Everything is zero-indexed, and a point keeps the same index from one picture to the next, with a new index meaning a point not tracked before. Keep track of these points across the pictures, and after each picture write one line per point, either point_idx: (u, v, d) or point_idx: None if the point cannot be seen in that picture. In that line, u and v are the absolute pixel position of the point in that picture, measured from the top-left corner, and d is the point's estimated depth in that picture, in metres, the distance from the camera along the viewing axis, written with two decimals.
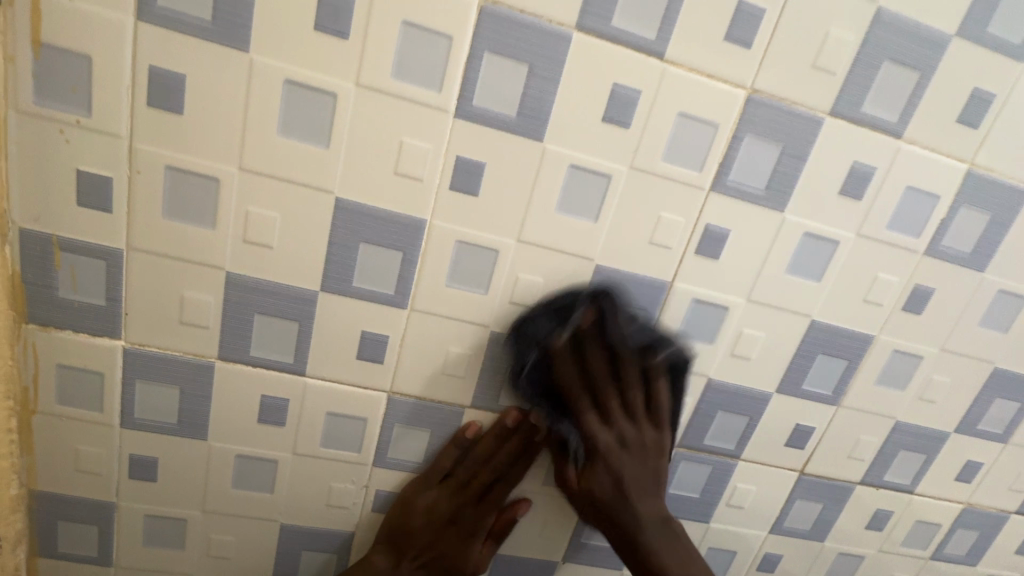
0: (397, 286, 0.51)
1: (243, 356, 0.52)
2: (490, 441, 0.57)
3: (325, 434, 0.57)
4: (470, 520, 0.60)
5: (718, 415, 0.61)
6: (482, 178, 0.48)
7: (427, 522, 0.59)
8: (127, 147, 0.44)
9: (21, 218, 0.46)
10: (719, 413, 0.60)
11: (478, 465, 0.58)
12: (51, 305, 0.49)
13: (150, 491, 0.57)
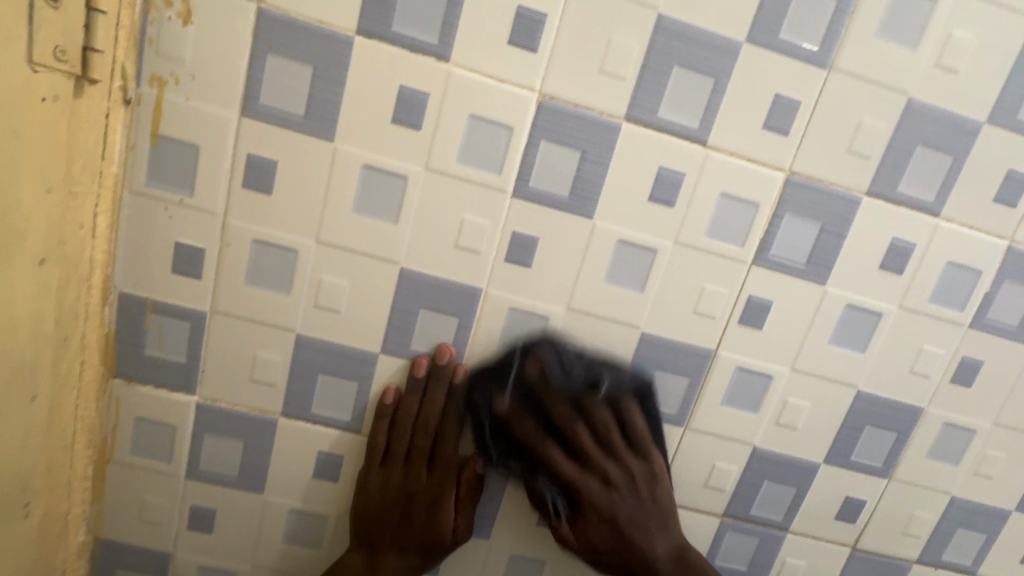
0: (452, 349, 0.54)
1: (304, 413, 0.55)
2: (435, 409, 0.55)
3: None
4: (427, 484, 0.57)
5: (765, 485, 0.60)
6: (536, 251, 0.52)
7: (384, 492, 0.57)
8: (220, 222, 0.50)
9: (122, 282, 0.51)
10: (765, 483, 0.60)
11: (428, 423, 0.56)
12: (137, 361, 0.53)
13: (206, 542, 0.59)
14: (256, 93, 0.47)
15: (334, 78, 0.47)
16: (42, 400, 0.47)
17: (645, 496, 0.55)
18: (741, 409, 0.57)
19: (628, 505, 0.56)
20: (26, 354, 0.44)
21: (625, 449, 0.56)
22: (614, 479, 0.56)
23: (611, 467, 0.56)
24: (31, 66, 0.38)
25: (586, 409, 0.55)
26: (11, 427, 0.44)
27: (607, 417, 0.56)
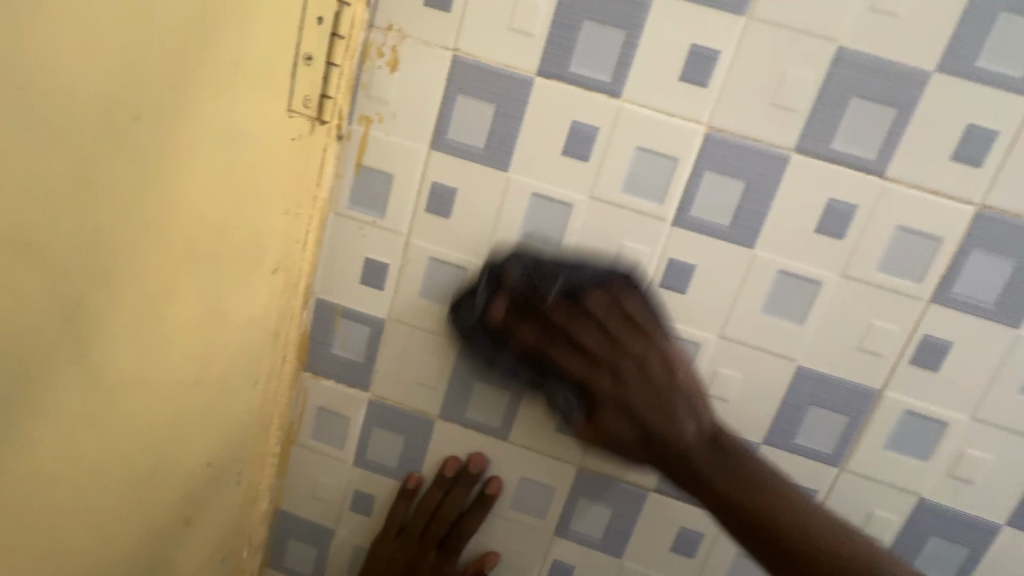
0: None
1: (459, 416, 0.60)
2: (433, 493, 0.62)
3: (516, 497, 0.61)
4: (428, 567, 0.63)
5: (932, 541, 0.55)
6: (692, 278, 0.53)
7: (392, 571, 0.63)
8: (404, 240, 0.56)
9: (320, 289, 0.59)
10: (932, 539, 0.55)
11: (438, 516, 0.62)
12: (324, 358, 0.61)
13: (365, 523, 0.66)
14: (445, 130, 0.53)
15: (514, 114, 0.52)
16: (262, 384, 0.55)
17: (664, 385, 0.50)
18: (907, 455, 0.54)
19: (672, 444, 0.50)
20: (257, 345, 0.52)
21: (620, 326, 0.51)
22: (633, 373, 0.51)
23: (665, 346, 0.51)
24: (288, 114, 0.47)
25: (575, 284, 0.51)
26: (240, 404, 0.53)
27: (655, 334, 0.51)
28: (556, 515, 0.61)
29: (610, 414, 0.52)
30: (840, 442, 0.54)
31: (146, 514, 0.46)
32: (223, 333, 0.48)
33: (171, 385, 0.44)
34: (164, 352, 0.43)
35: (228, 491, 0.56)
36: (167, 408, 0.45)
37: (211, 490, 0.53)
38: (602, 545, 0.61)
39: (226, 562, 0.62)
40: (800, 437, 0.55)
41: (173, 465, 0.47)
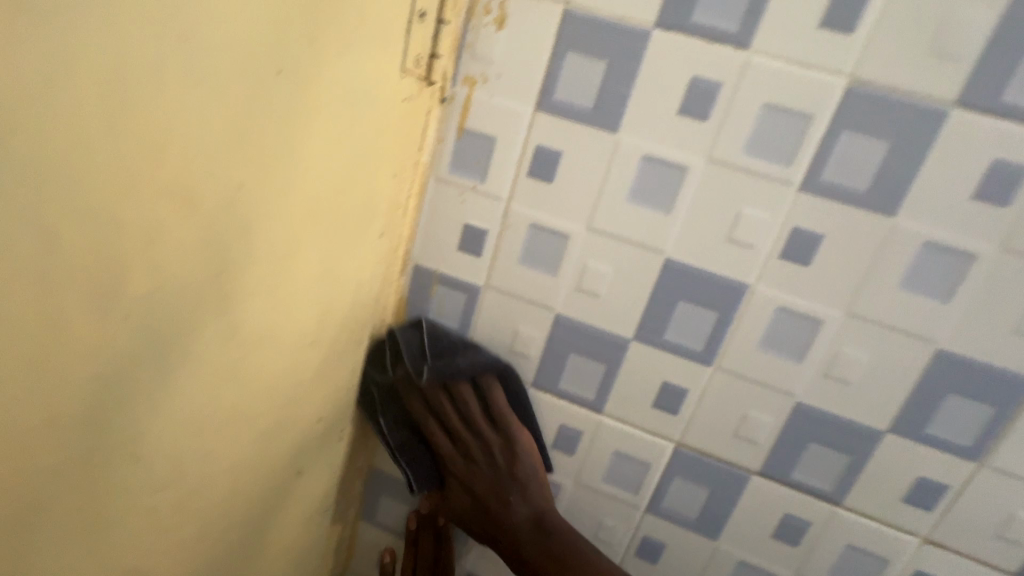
0: (707, 343, 0.53)
1: (553, 387, 0.59)
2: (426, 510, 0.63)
3: (607, 471, 0.60)
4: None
5: None
6: (817, 249, 0.48)
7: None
8: (504, 206, 0.55)
9: (417, 256, 0.59)
10: None
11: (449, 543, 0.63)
12: (420, 324, 0.62)
13: None
14: (552, 90, 0.51)
15: (628, 71, 0.49)
16: (363, 346, 0.58)
17: (506, 476, 0.56)
18: None
19: (512, 531, 0.55)
20: (361, 308, 0.54)
21: (485, 426, 0.57)
22: (479, 457, 0.57)
23: (519, 433, 0.57)
24: (401, 74, 0.46)
25: (405, 392, 0.58)
26: (346, 364, 0.55)
27: (512, 421, 0.57)
28: (648, 491, 0.60)
29: (515, 513, 0.55)
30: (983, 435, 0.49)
31: (272, 465, 0.48)
32: (336, 295, 0.49)
33: (296, 342, 0.45)
34: (289, 311, 0.43)
35: (332, 446, 0.59)
36: (293, 365, 0.46)
37: (321, 443, 0.56)
38: (696, 526, 0.59)
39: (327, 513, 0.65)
40: (934, 426, 0.50)
41: (295, 419, 0.49)
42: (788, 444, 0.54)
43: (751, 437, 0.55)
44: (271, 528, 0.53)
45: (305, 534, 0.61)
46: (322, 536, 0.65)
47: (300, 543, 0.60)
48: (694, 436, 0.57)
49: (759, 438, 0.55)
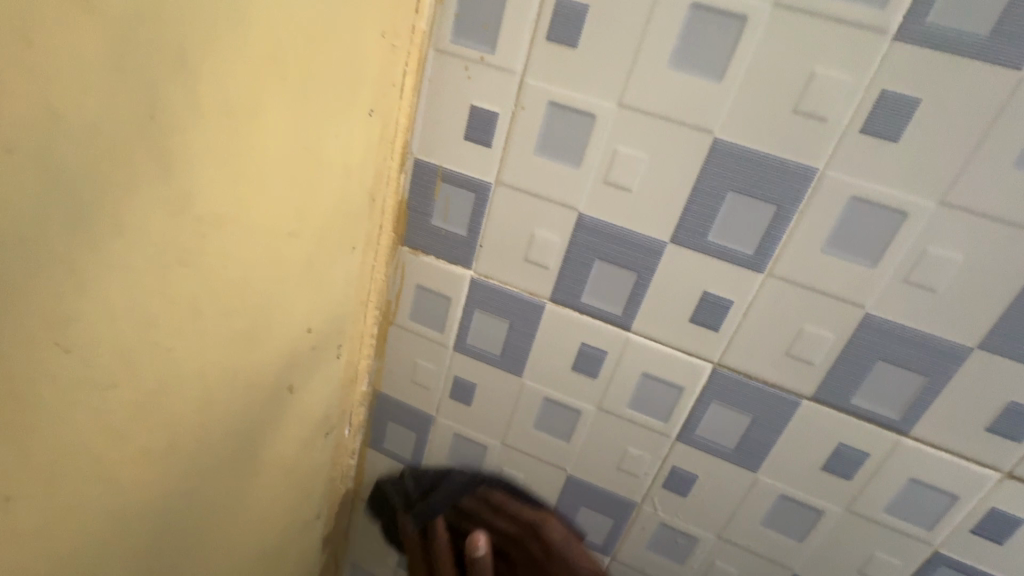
0: (760, 245, 0.45)
1: (574, 301, 0.52)
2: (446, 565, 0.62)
3: (635, 396, 0.54)
4: None
5: None
6: (911, 119, 0.39)
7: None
8: (518, 82, 0.46)
9: (419, 150, 0.52)
10: None
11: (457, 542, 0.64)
12: (424, 231, 0.55)
13: (464, 413, 0.62)
14: None
15: None
16: (357, 251, 0.50)
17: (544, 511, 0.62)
18: None
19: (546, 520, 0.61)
20: (352, 200, 0.46)
21: (508, 500, 0.62)
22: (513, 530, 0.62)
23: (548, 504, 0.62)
24: None
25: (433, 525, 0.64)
26: (338, 268, 0.48)
27: (517, 503, 0.62)
28: (681, 419, 0.53)
29: (551, 524, 0.61)
30: None
31: (254, 375, 0.42)
32: (317, 176, 0.40)
33: (267, 225, 0.37)
34: (251, 181, 0.35)
35: (326, 363, 0.52)
36: (265, 255, 0.38)
37: (314, 357, 0.49)
38: (734, 457, 0.53)
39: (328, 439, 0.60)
40: None
41: (277, 324, 0.42)
42: (850, 364, 0.46)
43: (805, 356, 0.47)
44: (265, 449, 0.48)
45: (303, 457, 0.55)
46: (326, 462, 0.61)
47: (299, 468, 0.55)
48: (737, 355, 0.49)
49: (816, 357, 0.47)
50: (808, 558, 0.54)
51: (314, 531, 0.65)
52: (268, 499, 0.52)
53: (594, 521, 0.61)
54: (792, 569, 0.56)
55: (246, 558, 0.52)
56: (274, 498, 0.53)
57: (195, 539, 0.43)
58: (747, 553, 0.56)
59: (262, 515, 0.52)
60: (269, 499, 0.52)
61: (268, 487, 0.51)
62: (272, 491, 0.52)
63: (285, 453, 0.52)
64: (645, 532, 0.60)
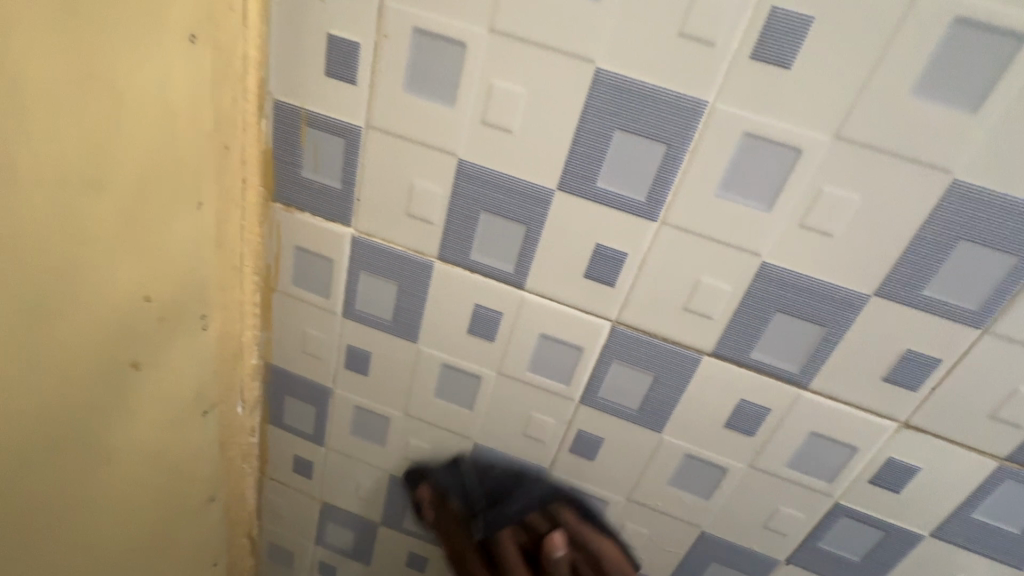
0: (650, 190, 0.41)
1: (463, 259, 0.48)
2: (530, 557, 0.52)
3: (534, 358, 0.51)
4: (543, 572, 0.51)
5: None
6: (803, 42, 0.34)
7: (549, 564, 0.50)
8: (377, 5, 0.40)
9: (277, 90, 0.45)
10: None
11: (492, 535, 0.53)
12: (295, 185, 0.49)
13: (362, 383, 0.57)
14: None
15: None
16: (208, 209, 0.44)
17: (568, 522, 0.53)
18: None
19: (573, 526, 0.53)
20: (181, 148, 0.39)
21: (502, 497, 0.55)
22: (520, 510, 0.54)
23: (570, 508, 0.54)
24: None
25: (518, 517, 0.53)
26: (179, 228, 0.42)
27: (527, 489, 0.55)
28: (582, 381, 0.50)
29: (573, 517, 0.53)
30: (993, 293, 0.38)
31: (71, 354, 0.36)
32: (122, 118, 0.34)
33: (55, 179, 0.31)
34: (19, 123, 0.29)
35: (186, 336, 0.47)
36: (58, 213, 0.32)
37: (161, 330, 0.44)
38: (637, 418, 0.51)
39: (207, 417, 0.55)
40: (932, 286, 0.39)
41: (95, 293, 0.37)
42: (748, 318, 0.44)
43: (703, 310, 0.44)
44: (110, 433, 0.43)
45: (171, 438, 0.50)
46: (212, 439, 0.57)
47: (166, 451, 0.50)
48: (635, 312, 0.46)
49: (714, 312, 0.44)
50: (714, 515, 0.53)
51: (208, 511, 0.61)
52: (124, 486, 0.47)
53: None
54: (700, 527, 0.55)
55: (105, 549, 0.48)
56: (133, 485, 0.48)
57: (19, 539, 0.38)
58: (655, 513, 0.55)
59: (118, 504, 0.47)
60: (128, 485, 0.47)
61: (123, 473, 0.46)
62: (130, 477, 0.47)
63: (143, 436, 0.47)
64: None
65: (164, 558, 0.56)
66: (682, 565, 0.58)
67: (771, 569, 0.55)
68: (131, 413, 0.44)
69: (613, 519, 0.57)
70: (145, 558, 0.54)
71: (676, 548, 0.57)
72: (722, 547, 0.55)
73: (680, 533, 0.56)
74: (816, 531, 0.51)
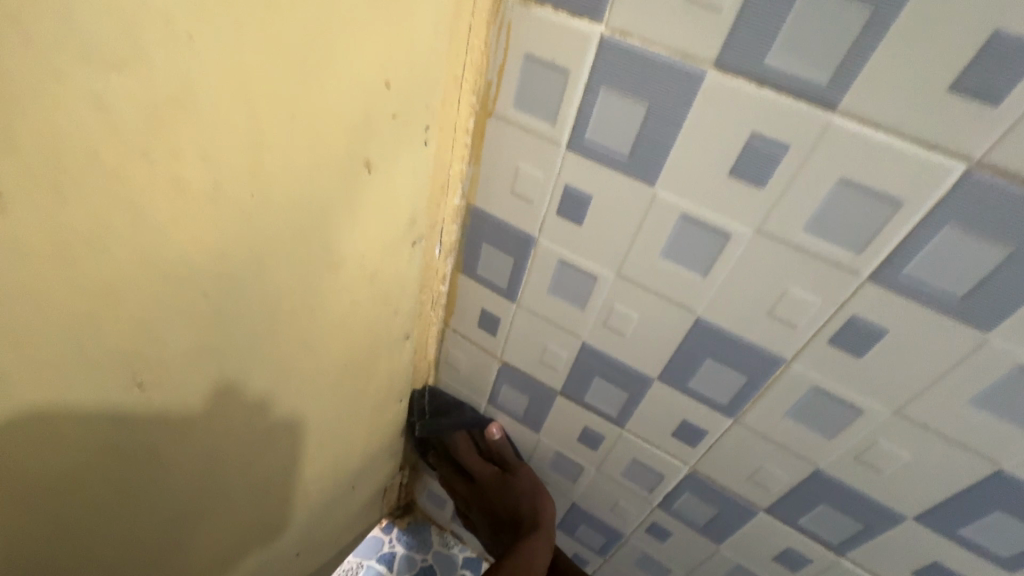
0: (835, 71, 0.34)
1: (594, 150, 0.45)
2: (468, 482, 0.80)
3: (656, 265, 0.48)
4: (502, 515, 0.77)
5: None
6: None
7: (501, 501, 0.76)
8: None
9: None
10: None
11: (466, 449, 0.79)
12: None
13: (483, 271, 0.60)
14: None
15: None
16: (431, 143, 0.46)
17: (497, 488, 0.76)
18: None
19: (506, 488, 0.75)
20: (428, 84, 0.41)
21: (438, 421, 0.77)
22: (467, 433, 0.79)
23: (468, 458, 0.79)
24: None
25: (449, 437, 0.81)
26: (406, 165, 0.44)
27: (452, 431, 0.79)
28: (707, 294, 0.47)
29: (479, 466, 0.77)
30: None
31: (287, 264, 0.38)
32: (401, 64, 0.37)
33: (220, 116, 0.27)
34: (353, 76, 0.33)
35: (370, 285, 0.49)
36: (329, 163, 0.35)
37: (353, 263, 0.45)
38: (765, 341, 0.46)
39: (399, 344, 0.63)
40: None
41: (269, 241, 0.35)
42: (935, 241, 0.36)
43: (872, 228, 0.37)
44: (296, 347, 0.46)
45: (339, 367, 0.54)
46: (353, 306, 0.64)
47: (325, 381, 0.54)
48: (785, 222, 0.40)
49: (888, 230, 0.37)
50: (834, 456, 0.49)
51: (373, 420, 0.70)
52: (282, 413, 0.50)
53: (607, 390, 0.60)
54: (815, 464, 0.51)
55: (264, 461, 0.53)
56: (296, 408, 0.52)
57: (182, 464, 0.41)
58: (767, 441, 0.52)
59: (283, 423, 0.51)
60: (285, 412, 0.50)
61: (283, 397, 0.49)
62: (286, 405, 0.50)
63: (310, 368, 0.50)
64: (658, 406, 0.58)
65: (312, 465, 0.63)
66: (785, 496, 0.55)
67: (891, 524, 0.50)
68: (287, 354, 0.45)
69: (716, 437, 0.56)
70: (299, 460, 0.59)
71: (781, 478, 0.54)
72: (837, 490, 0.51)
73: (789, 465, 0.52)
74: (963, 498, 0.45)
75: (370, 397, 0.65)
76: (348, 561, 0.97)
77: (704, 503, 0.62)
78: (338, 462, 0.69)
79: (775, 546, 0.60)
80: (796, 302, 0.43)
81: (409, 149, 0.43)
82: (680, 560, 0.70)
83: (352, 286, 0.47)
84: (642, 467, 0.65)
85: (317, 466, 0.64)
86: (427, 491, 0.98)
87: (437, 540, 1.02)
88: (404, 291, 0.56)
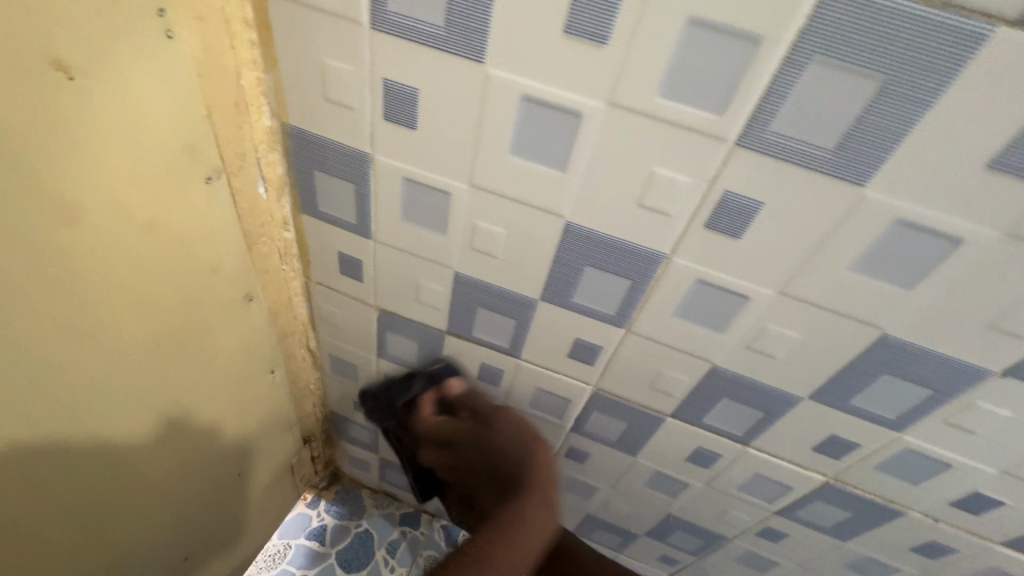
0: None
1: (406, 26, 0.35)
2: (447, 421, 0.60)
3: (510, 166, 0.40)
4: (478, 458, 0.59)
5: None
6: None
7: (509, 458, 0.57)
8: None
9: None
10: None
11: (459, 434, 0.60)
12: None
13: (326, 206, 0.50)
14: None
15: None
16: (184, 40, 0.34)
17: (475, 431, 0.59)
18: None
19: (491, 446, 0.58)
20: None
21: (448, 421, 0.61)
22: (462, 413, 0.61)
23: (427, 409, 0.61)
24: None
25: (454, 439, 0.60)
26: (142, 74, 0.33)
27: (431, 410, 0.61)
28: (572, 192, 0.40)
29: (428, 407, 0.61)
30: None
31: None
32: None
33: None
34: None
35: (149, 239, 0.39)
36: None
37: (104, 216, 0.34)
38: (643, 237, 0.41)
39: (242, 308, 0.53)
40: None
41: None
42: (802, 87, 0.30)
43: (733, 78, 0.31)
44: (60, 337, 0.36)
45: (150, 350, 0.44)
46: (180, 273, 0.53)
47: (136, 370, 0.43)
48: (637, 87, 0.33)
49: (750, 80, 0.31)
50: (728, 349, 0.46)
51: (242, 398, 0.61)
52: (72, 419, 0.40)
53: (494, 321, 0.54)
54: (710, 361, 0.48)
55: (76, 482, 0.43)
56: (98, 408, 0.42)
57: None
58: (662, 346, 0.48)
59: (83, 430, 0.41)
60: (74, 419, 0.40)
61: (62, 401, 0.38)
62: (119, 434, 0.45)
63: (102, 356, 0.40)
64: (548, 329, 0.52)
65: (164, 464, 0.53)
66: (688, 399, 0.52)
67: (788, 407, 0.48)
68: (40, 346, 0.35)
69: (612, 352, 0.51)
70: (138, 468, 0.49)
71: (681, 381, 0.51)
72: (734, 383, 0.49)
73: (686, 367, 0.49)
74: (852, 370, 0.43)
75: (226, 377, 0.56)
76: (272, 544, 0.90)
77: (613, 419, 0.59)
78: (204, 458, 0.59)
79: (687, 448, 0.58)
80: (665, 185, 0.37)
81: (138, 43, 0.32)
82: (602, 476, 0.69)
83: (116, 244, 0.36)
84: (547, 395, 0.60)
85: (172, 464, 0.54)
86: (348, 456, 0.92)
87: (371, 502, 0.97)
88: (219, 241, 0.46)
